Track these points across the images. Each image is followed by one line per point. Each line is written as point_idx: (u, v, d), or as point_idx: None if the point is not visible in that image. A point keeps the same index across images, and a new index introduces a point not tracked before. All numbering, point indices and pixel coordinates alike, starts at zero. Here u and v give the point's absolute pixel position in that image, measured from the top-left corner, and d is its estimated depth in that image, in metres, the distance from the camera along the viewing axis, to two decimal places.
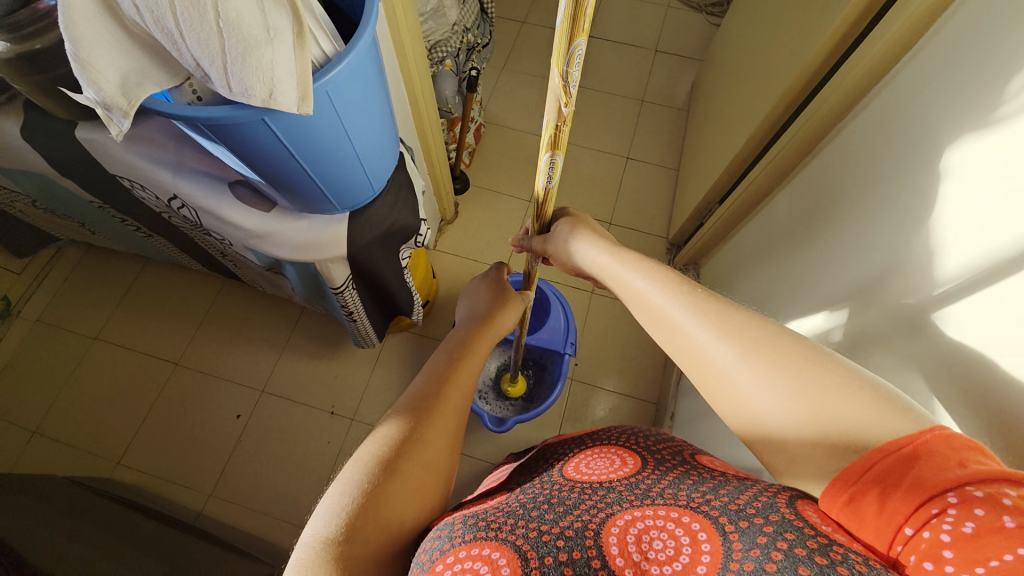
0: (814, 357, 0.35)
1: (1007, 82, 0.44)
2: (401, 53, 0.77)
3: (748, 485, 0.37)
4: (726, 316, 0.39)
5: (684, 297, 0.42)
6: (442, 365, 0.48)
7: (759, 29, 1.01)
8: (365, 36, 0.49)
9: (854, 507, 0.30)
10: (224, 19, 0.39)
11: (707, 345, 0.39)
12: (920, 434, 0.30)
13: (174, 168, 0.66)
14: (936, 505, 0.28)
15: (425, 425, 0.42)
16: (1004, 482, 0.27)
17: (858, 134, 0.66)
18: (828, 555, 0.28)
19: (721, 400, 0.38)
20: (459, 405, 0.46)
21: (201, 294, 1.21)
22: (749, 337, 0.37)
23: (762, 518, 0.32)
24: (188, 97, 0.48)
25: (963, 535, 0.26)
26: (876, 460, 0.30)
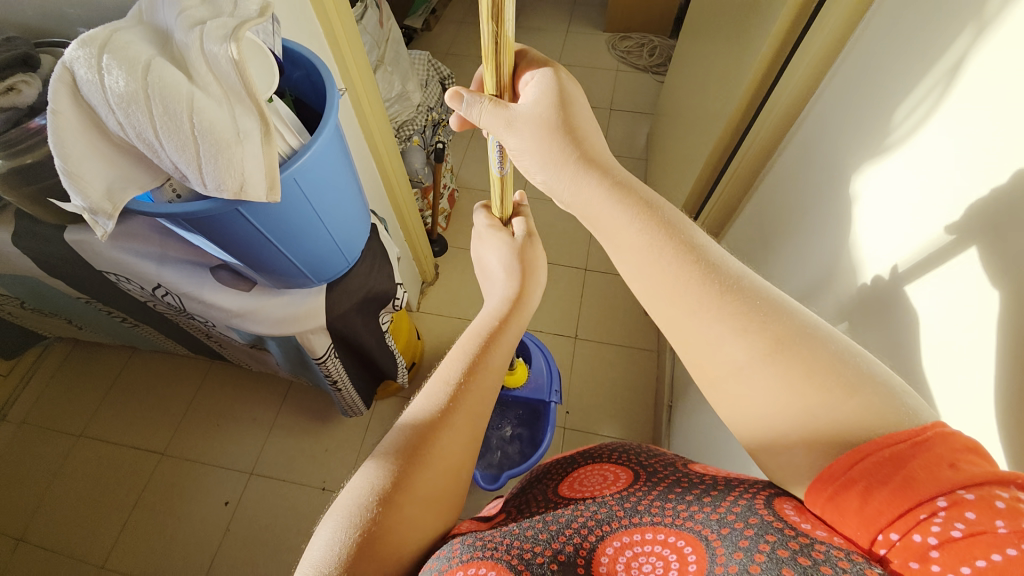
0: (841, 363, 0.33)
1: (891, 115, 0.50)
2: (369, 136, 0.85)
3: (732, 487, 0.38)
4: (744, 310, 0.37)
5: (698, 273, 0.39)
6: (459, 370, 0.46)
7: (694, 86, 1.12)
8: (328, 127, 0.55)
9: (841, 500, 0.30)
10: (198, 128, 0.44)
11: (715, 338, 0.37)
12: (921, 433, 0.29)
13: (158, 259, 0.70)
14: (927, 507, 0.27)
15: (430, 444, 0.40)
16: (995, 483, 0.26)
17: (786, 168, 0.72)
18: (812, 554, 0.29)
19: (709, 376, 0.39)
20: (471, 416, 0.44)
21: (189, 378, 1.22)
22: (768, 344, 0.35)
23: (742, 523, 0.33)
24: (169, 196, 0.52)
25: (953, 539, 0.26)
26: (869, 455, 0.30)
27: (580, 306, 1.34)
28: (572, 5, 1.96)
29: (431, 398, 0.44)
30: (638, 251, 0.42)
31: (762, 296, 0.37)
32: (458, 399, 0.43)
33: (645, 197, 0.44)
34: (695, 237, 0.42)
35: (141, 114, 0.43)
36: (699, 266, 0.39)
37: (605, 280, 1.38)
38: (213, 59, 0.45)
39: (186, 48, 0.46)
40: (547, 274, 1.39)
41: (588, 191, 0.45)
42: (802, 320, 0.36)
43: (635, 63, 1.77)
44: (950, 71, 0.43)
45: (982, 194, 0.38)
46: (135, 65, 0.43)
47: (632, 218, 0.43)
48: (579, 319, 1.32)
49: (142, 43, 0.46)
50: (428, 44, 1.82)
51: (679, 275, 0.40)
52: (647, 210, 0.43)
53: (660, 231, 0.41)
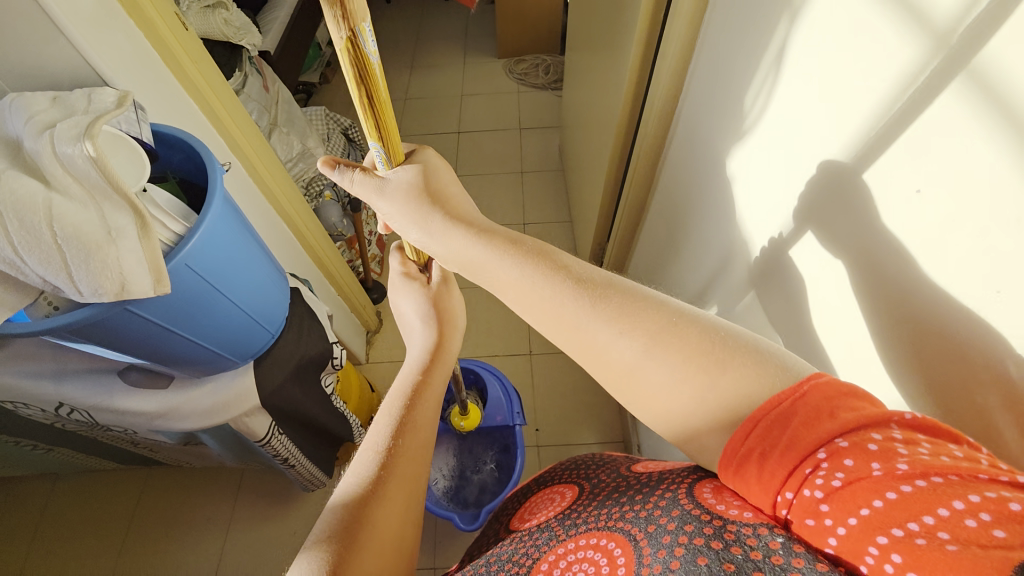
0: (718, 335, 0.35)
1: (743, 104, 0.55)
2: (274, 201, 0.84)
3: (659, 486, 0.40)
4: (626, 301, 0.38)
5: (568, 286, 0.40)
6: (386, 434, 0.46)
7: (587, 97, 1.18)
8: (214, 205, 0.53)
9: (744, 473, 0.32)
10: (62, 236, 0.42)
11: (602, 336, 0.38)
12: (798, 389, 0.31)
13: (56, 375, 0.64)
14: (811, 462, 0.29)
15: (371, 513, 0.39)
16: (868, 427, 0.28)
17: (676, 160, 0.78)
18: (723, 536, 0.31)
19: (626, 388, 0.38)
20: (405, 478, 0.43)
21: (127, 493, 1.11)
22: (649, 332, 0.36)
23: (666, 518, 0.35)
24: (45, 310, 0.47)
25: (835, 488, 0.28)
26: (760, 421, 0.31)
27: (528, 322, 1.35)
28: (464, 37, 2.03)
29: (362, 470, 0.43)
30: (507, 277, 0.42)
31: (632, 296, 0.38)
32: (392, 464, 0.43)
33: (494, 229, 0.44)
34: (562, 257, 0.42)
35: None
36: (577, 286, 0.40)
37: None
38: (69, 160, 0.43)
39: (37, 155, 0.43)
40: (491, 298, 1.39)
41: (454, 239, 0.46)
42: (677, 304, 0.38)
43: (535, 82, 1.85)
44: (776, 59, 0.48)
45: (825, 164, 0.43)
46: None
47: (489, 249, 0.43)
48: (530, 336, 1.33)
49: None
50: (329, 96, 1.82)
51: (551, 285, 0.40)
52: (508, 244, 0.43)
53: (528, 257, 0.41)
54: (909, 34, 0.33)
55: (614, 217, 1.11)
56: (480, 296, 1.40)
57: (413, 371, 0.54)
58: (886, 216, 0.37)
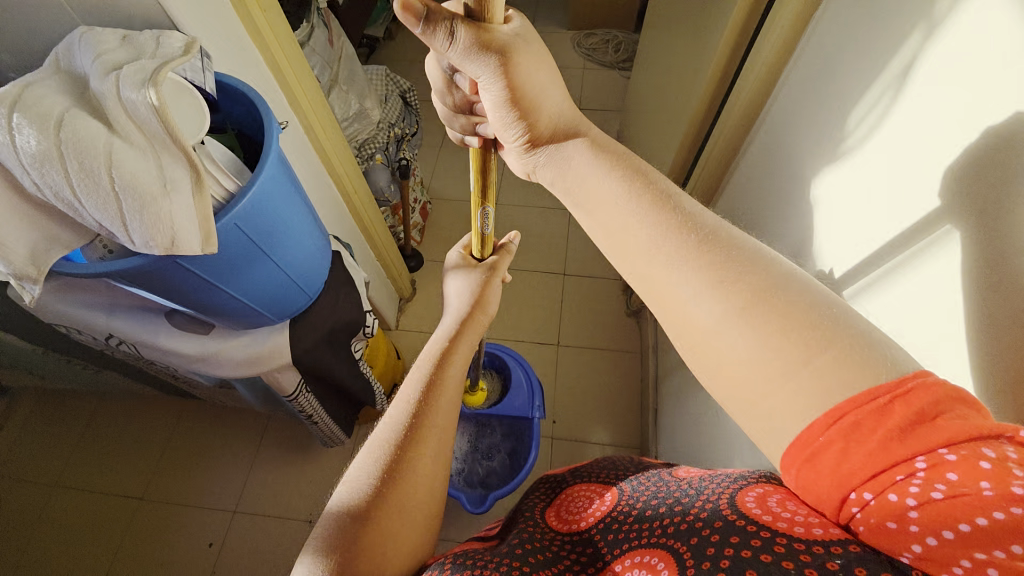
0: (816, 311, 0.31)
1: (845, 120, 0.49)
2: (326, 162, 0.83)
3: (703, 489, 0.37)
4: (724, 263, 0.34)
5: (674, 243, 0.36)
6: (418, 389, 0.46)
7: (658, 84, 1.11)
8: (267, 166, 0.52)
9: (815, 465, 0.28)
10: (119, 183, 0.42)
11: (688, 300, 0.35)
12: (901, 383, 0.27)
13: (108, 308, 0.67)
14: (902, 468, 0.25)
15: (400, 464, 0.40)
16: (980, 441, 0.24)
17: (750, 169, 0.72)
18: (773, 547, 0.28)
19: (701, 359, 0.35)
20: (439, 430, 0.43)
21: (164, 417, 1.18)
22: (741, 300, 0.32)
23: (708, 527, 0.33)
24: (100, 252, 0.49)
25: (931, 501, 0.24)
26: (847, 414, 0.27)
27: (560, 312, 1.32)
28: (535, 4, 1.93)
29: (392, 425, 0.43)
30: (622, 219, 0.40)
31: (741, 251, 0.34)
32: (421, 417, 0.43)
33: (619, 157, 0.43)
34: (684, 200, 0.39)
35: (57, 173, 0.40)
36: (677, 229, 0.37)
37: (585, 284, 1.36)
38: (132, 107, 0.43)
39: (103, 97, 0.43)
40: (527, 282, 1.37)
41: (576, 161, 0.44)
42: (779, 271, 0.33)
43: (602, 60, 1.75)
44: (901, 74, 0.42)
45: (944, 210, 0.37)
46: (47, 122, 0.40)
47: (613, 180, 0.41)
48: (561, 326, 1.30)
49: (54, 96, 0.43)
50: (391, 53, 1.79)
51: (664, 242, 0.37)
52: (632, 178, 0.41)
53: (654, 198, 0.39)
54: None
55: None
56: (516, 278, 1.38)
57: (445, 335, 0.54)
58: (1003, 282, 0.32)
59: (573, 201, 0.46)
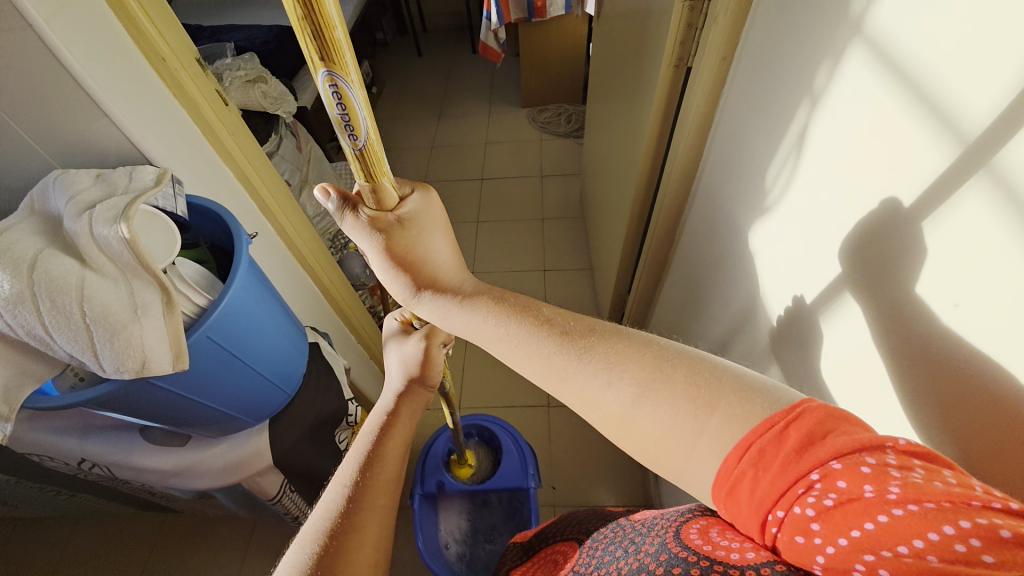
0: (706, 373, 0.34)
1: (763, 179, 0.54)
2: (300, 258, 0.87)
3: (651, 531, 0.38)
4: (618, 348, 0.37)
5: (548, 352, 0.39)
6: (355, 470, 0.46)
7: (607, 151, 1.20)
8: (237, 276, 0.55)
9: (735, 497, 0.29)
10: (91, 315, 0.43)
11: (603, 388, 0.36)
12: (793, 409, 0.29)
13: (81, 431, 0.66)
14: (802, 483, 0.26)
15: (339, 546, 0.39)
16: (863, 451, 0.26)
17: (696, 222, 0.77)
18: (711, 574, 0.29)
19: (631, 441, 0.36)
20: (380, 509, 0.43)
21: (143, 537, 1.11)
22: (643, 377, 0.35)
23: (656, 564, 0.33)
24: (71, 380, 0.49)
25: (828, 508, 0.25)
26: (753, 443, 0.29)
27: None
28: (490, 89, 2.11)
29: (328, 507, 0.42)
30: (502, 341, 0.42)
31: (622, 336, 0.38)
32: (358, 498, 0.43)
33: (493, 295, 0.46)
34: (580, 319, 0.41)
35: (28, 313, 0.42)
36: (561, 347, 0.39)
37: None
38: (105, 242, 0.45)
39: (76, 236, 0.46)
40: None
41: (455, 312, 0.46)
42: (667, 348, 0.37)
43: (557, 131, 1.89)
44: (797, 141, 0.47)
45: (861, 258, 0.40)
46: (20, 266, 0.43)
47: (483, 314, 0.44)
48: (549, 386, 1.30)
49: (28, 239, 0.46)
50: None
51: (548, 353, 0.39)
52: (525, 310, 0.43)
53: (524, 317, 0.42)
54: (941, 135, 0.32)
55: (635, 270, 1.10)
56: None
57: (382, 411, 0.55)
58: (916, 317, 0.35)
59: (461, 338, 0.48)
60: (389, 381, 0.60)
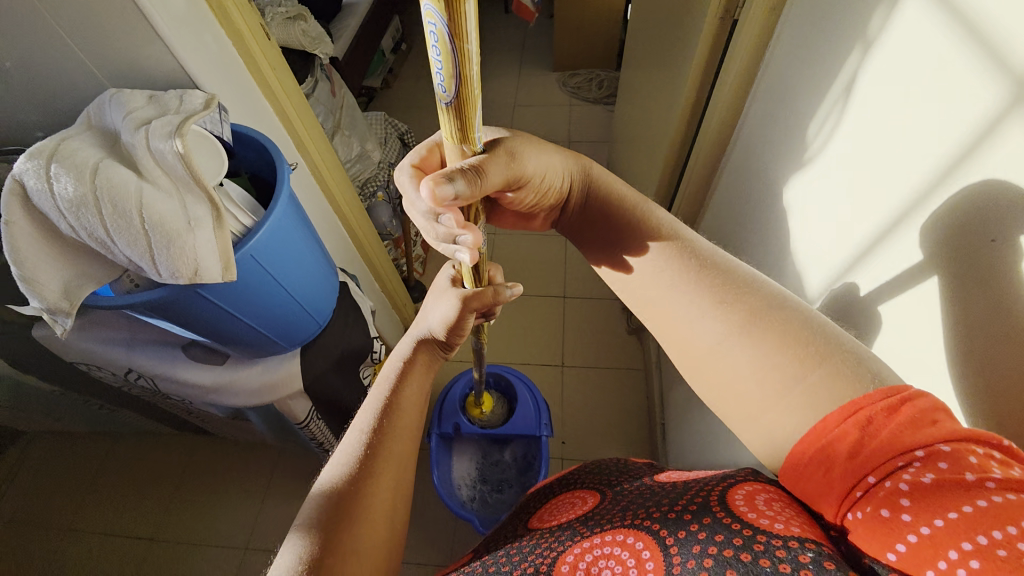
0: (804, 329, 0.37)
1: (802, 131, 0.54)
2: (333, 200, 0.89)
3: (686, 494, 0.39)
4: (722, 288, 0.41)
5: (685, 269, 0.44)
6: (373, 418, 0.48)
7: (639, 113, 1.18)
8: (280, 202, 0.57)
9: (832, 453, 0.31)
10: (149, 222, 0.46)
11: (698, 318, 0.42)
12: (904, 390, 0.31)
13: (129, 343, 0.71)
14: (904, 457, 0.29)
15: (358, 495, 0.42)
16: (971, 440, 0.28)
17: (728, 182, 0.76)
18: (752, 546, 0.30)
19: (709, 377, 0.41)
20: (395, 458, 0.46)
21: (176, 458, 1.20)
22: (741, 318, 0.39)
23: (697, 526, 0.34)
24: (127, 286, 0.53)
25: (924, 485, 0.27)
26: (863, 408, 0.31)
27: (562, 334, 1.35)
28: (522, 49, 2.07)
29: (347, 454, 0.45)
30: (640, 255, 0.48)
31: (746, 287, 0.41)
32: (375, 448, 0.45)
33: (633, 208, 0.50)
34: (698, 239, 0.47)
35: (92, 216, 0.45)
36: (709, 281, 0.42)
37: (585, 304, 1.40)
38: (161, 156, 0.48)
39: (134, 148, 0.48)
40: (528, 306, 1.40)
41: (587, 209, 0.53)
42: (772, 292, 0.40)
43: (588, 96, 1.86)
44: (844, 91, 0.47)
45: (896, 206, 0.41)
46: (83, 171, 0.45)
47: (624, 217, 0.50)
48: (564, 347, 1.33)
49: (86, 147, 0.48)
50: (389, 100, 1.90)
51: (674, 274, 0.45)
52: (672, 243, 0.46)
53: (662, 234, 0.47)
54: (993, 71, 0.31)
55: None
56: (518, 303, 1.41)
57: (399, 359, 0.56)
58: (951, 262, 0.35)
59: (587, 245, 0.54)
60: (409, 328, 0.62)
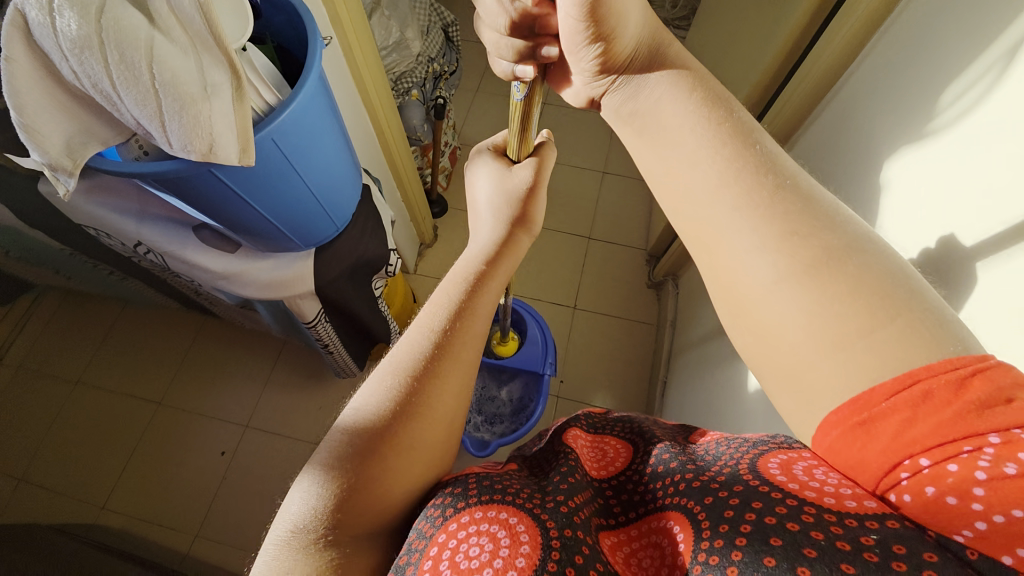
0: (891, 275, 0.32)
1: (936, 96, 0.45)
2: (363, 91, 0.80)
3: (722, 452, 0.37)
4: (797, 215, 0.36)
5: (737, 175, 0.38)
6: (444, 317, 0.46)
7: (720, 45, 1.03)
8: (308, 82, 0.50)
9: (868, 432, 0.29)
10: (159, 80, 0.40)
11: (752, 251, 0.36)
12: (985, 359, 0.28)
13: (138, 216, 0.66)
14: (973, 441, 0.26)
15: (420, 395, 0.41)
16: None
17: (813, 142, 0.67)
18: (803, 516, 0.28)
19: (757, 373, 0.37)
20: (459, 366, 0.44)
21: (184, 333, 1.22)
22: (806, 261, 0.34)
23: (725, 491, 0.32)
24: (136, 153, 0.48)
25: (1003, 475, 0.25)
26: (921, 380, 0.28)
27: (579, 275, 1.30)
28: None
29: (415, 347, 0.44)
30: (687, 161, 0.42)
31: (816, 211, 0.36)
32: (440, 351, 0.44)
33: (709, 93, 0.44)
34: (764, 136, 0.41)
35: (96, 62, 0.38)
36: (763, 196, 0.37)
37: (609, 249, 1.34)
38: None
39: None
40: (550, 240, 1.34)
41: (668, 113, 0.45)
42: (855, 229, 0.35)
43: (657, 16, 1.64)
44: (1010, 51, 0.38)
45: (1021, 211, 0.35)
46: (88, 6, 0.37)
47: (689, 108, 0.43)
48: (580, 289, 1.29)
49: None
50: None
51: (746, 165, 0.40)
52: (741, 142, 0.40)
53: (740, 154, 0.39)
54: None
55: None
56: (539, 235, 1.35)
57: (482, 256, 0.52)
58: None
59: (630, 127, 0.49)
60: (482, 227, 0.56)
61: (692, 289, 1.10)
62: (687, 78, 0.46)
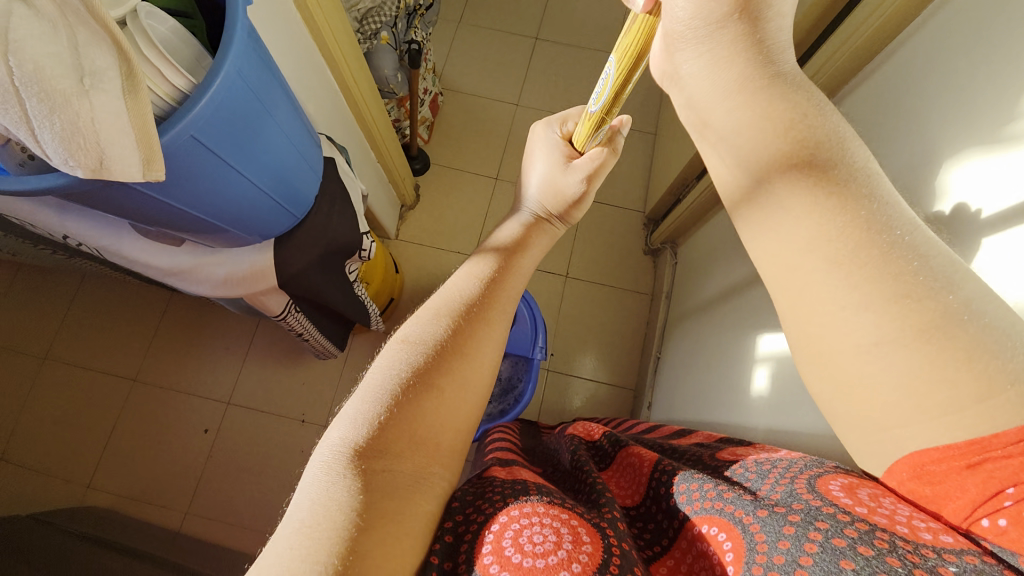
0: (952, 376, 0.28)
1: (1021, 91, 0.36)
2: (319, 40, 0.67)
3: (765, 472, 0.36)
4: (902, 278, 0.29)
5: (853, 243, 0.31)
6: (489, 269, 0.46)
7: None
8: (230, 55, 0.39)
9: (975, 469, 0.27)
10: (20, 75, 0.29)
11: (845, 311, 0.31)
12: None
13: (57, 205, 0.56)
14: None
15: (468, 338, 0.40)
16: None
17: (851, 115, 0.57)
18: (874, 540, 0.27)
19: None
20: (502, 315, 0.43)
21: (151, 306, 1.14)
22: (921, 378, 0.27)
23: (784, 508, 0.31)
24: (19, 156, 0.37)
25: None
26: None
27: (573, 241, 1.22)
28: None
29: (460, 290, 0.43)
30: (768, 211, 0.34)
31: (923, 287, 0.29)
32: (489, 297, 0.43)
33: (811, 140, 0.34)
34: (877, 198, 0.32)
35: None
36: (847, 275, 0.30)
37: (604, 212, 1.24)
38: None
39: None
40: None
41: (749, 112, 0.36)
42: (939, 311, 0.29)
43: None
44: None
45: None
46: None
47: (780, 146, 0.34)
48: (572, 255, 1.22)
49: None
50: None
51: (829, 236, 0.31)
52: (842, 196, 0.32)
53: (842, 196, 0.32)
54: None
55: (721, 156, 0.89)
56: None
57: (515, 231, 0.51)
58: None
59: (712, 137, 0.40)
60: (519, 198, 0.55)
61: (691, 261, 1.03)
62: (783, 112, 0.35)
